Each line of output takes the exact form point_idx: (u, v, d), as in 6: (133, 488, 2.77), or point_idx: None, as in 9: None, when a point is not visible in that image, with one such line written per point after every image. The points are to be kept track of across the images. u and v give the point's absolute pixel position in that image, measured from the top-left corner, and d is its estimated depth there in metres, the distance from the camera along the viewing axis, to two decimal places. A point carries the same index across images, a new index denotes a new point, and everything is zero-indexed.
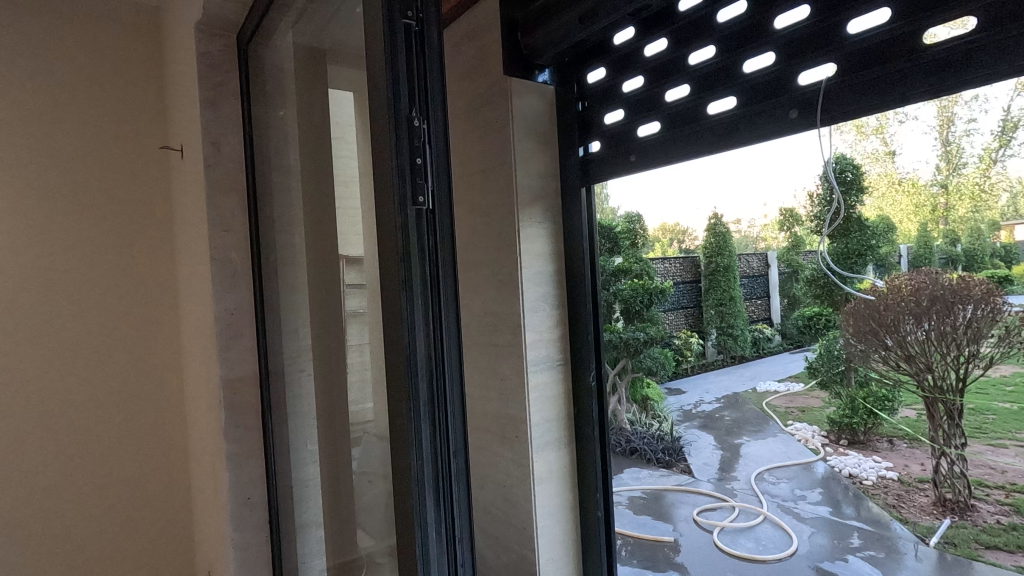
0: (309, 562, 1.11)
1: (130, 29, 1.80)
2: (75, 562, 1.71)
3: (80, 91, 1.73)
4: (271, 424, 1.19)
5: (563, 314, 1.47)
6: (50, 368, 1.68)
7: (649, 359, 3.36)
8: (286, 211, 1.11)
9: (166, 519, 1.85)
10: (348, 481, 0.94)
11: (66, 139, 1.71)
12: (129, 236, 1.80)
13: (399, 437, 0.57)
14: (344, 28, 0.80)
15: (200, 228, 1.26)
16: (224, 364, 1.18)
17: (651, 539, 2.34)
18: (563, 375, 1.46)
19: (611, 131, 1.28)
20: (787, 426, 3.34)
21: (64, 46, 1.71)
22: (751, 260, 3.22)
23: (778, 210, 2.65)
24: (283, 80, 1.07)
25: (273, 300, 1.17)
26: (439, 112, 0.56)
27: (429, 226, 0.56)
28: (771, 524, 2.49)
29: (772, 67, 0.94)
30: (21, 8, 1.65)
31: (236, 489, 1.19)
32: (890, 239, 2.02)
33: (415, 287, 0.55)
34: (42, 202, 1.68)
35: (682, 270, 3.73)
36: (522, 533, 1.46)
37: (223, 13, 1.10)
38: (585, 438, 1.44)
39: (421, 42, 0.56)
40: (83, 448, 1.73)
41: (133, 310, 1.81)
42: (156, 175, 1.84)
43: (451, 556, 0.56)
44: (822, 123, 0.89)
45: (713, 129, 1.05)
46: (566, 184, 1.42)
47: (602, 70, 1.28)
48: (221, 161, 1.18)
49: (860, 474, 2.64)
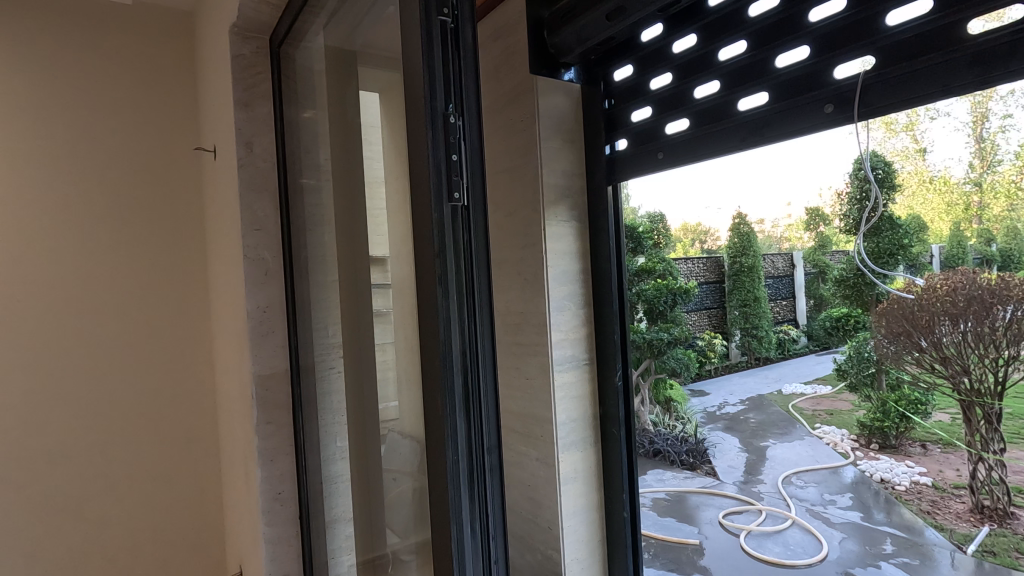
0: (338, 558, 1.12)
1: (166, 35, 1.85)
2: (108, 552, 1.76)
3: (118, 97, 1.79)
4: (302, 421, 1.21)
5: (588, 313, 1.46)
6: (87, 367, 1.73)
7: (673, 359, 3.31)
8: (317, 211, 1.13)
9: (196, 512, 1.89)
10: (377, 479, 0.94)
11: (101, 142, 1.76)
12: (164, 236, 1.85)
13: (434, 434, 0.57)
14: (377, 27, 0.80)
15: (233, 227, 1.28)
16: (255, 361, 1.19)
17: (675, 540, 2.33)
18: (589, 375, 1.46)
19: (637, 129, 1.27)
20: (815, 429, 3.26)
21: (102, 53, 1.76)
22: (776, 260, 3.27)
23: (803, 211, 2.62)
24: (315, 80, 1.08)
25: (304, 298, 1.19)
26: (474, 108, 0.56)
27: (464, 222, 0.56)
28: (800, 529, 2.45)
29: (806, 61, 0.92)
30: (62, 18, 1.71)
31: (267, 485, 1.20)
32: (923, 238, 1.97)
33: (450, 284, 0.55)
34: (81, 205, 1.73)
35: (705, 270, 3.61)
36: (548, 533, 1.45)
37: (258, 16, 1.11)
38: (611, 438, 1.44)
39: (456, 39, 0.56)
40: (120, 445, 1.78)
41: (168, 309, 1.86)
42: (191, 176, 1.89)
43: (485, 553, 0.56)
44: (859, 117, 0.86)
45: (743, 125, 1.03)
46: (591, 182, 1.42)
47: (629, 67, 1.26)
48: (253, 162, 1.20)
49: (892, 478, 2.62)
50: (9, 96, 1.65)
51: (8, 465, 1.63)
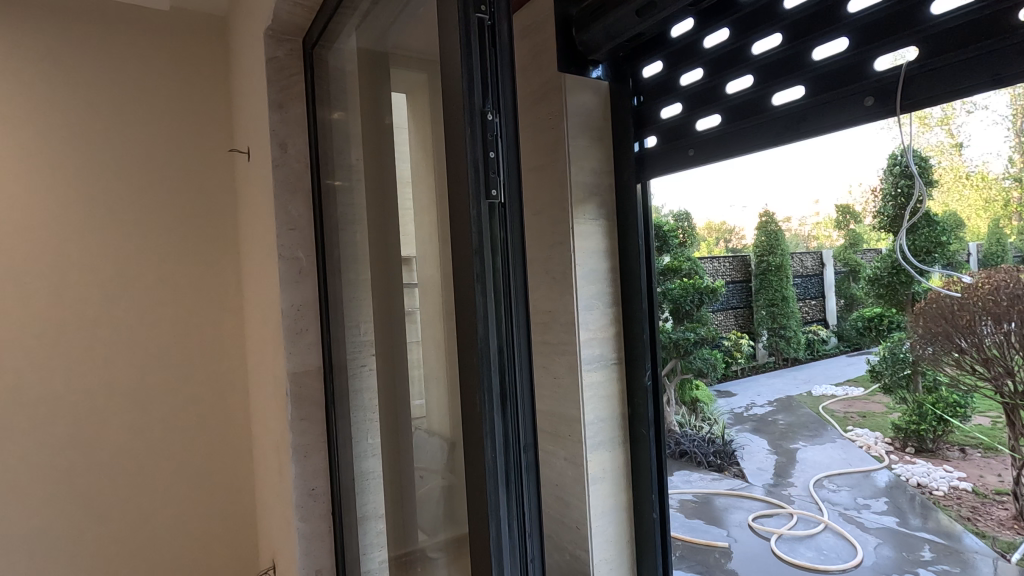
0: (370, 554, 1.13)
1: (200, 41, 1.90)
2: (142, 543, 1.80)
3: (154, 101, 1.83)
4: (334, 417, 1.23)
5: (617, 312, 1.45)
6: (122, 363, 1.78)
7: (699, 359, 3.20)
8: (349, 210, 1.14)
9: (226, 506, 1.93)
10: (410, 476, 0.95)
11: (137, 144, 1.81)
12: (197, 236, 1.89)
13: (472, 431, 0.57)
14: (409, 26, 0.81)
15: (267, 227, 1.30)
16: (289, 358, 1.21)
17: (704, 542, 2.29)
18: (618, 374, 1.45)
19: (667, 126, 1.25)
20: (847, 432, 3.23)
21: (139, 58, 1.81)
22: (805, 260, 3.45)
23: (833, 208, 2.54)
24: (347, 82, 1.10)
25: (336, 296, 1.21)
26: (510, 104, 0.56)
27: (501, 219, 0.56)
28: (832, 533, 2.38)
29: (845, 53, 0.89)
30: (101, 25, 1.76)
31: (301, 481, 1.22)
32: (960, 235, 2.10)
33: (488, 280, 0.55)
34: (118, 207, 1.78)
35: (733, 270, 3.59)
36: (576, 532, 1.45)
37: (291, 19, 1.13)
38: (640, 438, 1.43)
39: (492, 36, 0.56)
40: (156, 440, 1.83)
41: (200, 307, 1.90)
42: (224, 178, 1.93)
43: (522, 551, 0.56)
44: (902, 110, 0.83)
45: (779, 120, 1.01)
46: (620, 180, 1.41)
47: (658, 63, 1.24)
48: (287, 162, 1.21)
49: (929, 483, 2.56)
50: (48, 101, 1.70)
51: (51, 461, 1.68)
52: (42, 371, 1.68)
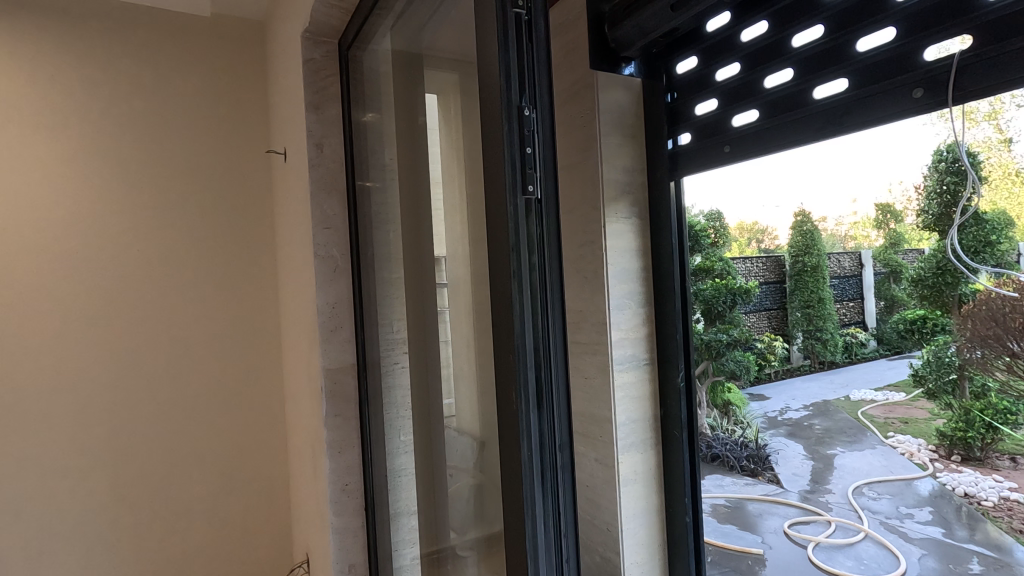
0: (401, 551, 1.14)
1: (239, 46, 1.95)
2: (179, 534, 1.86)
3: (193, 104, 1.89)
4: (368, 413, 1.25)
5: (650, 312, 1.43)
6: (163, 358, 1.84)
7: (733, 362, 3.04)
8: (383, 209, 1.15)
9: (260, 499, 1.98)
10: (442, 473, 0.95)
11: (177, 146, 1.87)
12: (234, 236, 1.95)
13: (508, 429, 0.56)
14: (442, 26, 0.81)
15: (303, 225, 1.33)
16: (325, 355, 1.23)
17: (737, 548, 2.25)
18: (650, 375, 1.43)
19: (701, 122, 1.22)
20: (888, 438, 3.13)
21: (179, 63, 1.87)
22: (843, 260, 3.44)
23: (872, 207, 2.51)
24: (382, 83, 1.11)
25: (370, 293, 1.22)
26: (548, 100, 0.56)
27: (538, 217, 0.56)
28: (873, 542, 2.29)
29: (892, 44, 0.83)
30: (145, 31, 1.83)
31: (335, 477, 1.24)
32: (1010, 235, 2.05)
33: (524, 277, 0.55)
34: (158, 206, 1.84)
35: (767, 270, 3.53)
36: (607, 534, 1.45)
37: (328, 21, 1.14)
38: (672, 440, 1.40)
39: (529, 31, 0.55)
40: (196, 436, 1.89)
41: (236, 304, 1.95)
42: (262, 179, 1.99)
43: (557, 552, 0.56)
44: (953, 102, 0.77)
45: (821, 114, 0.96)
46: (654, 178, 1.38)
47: (693, 59, 1.20)
48: (323, 161, 1.24)
49: (978, 493, 2.49)
50: (94, 104, 1.77)
51: (95, 451, 1.75)
52: (87, 364, 1.75)
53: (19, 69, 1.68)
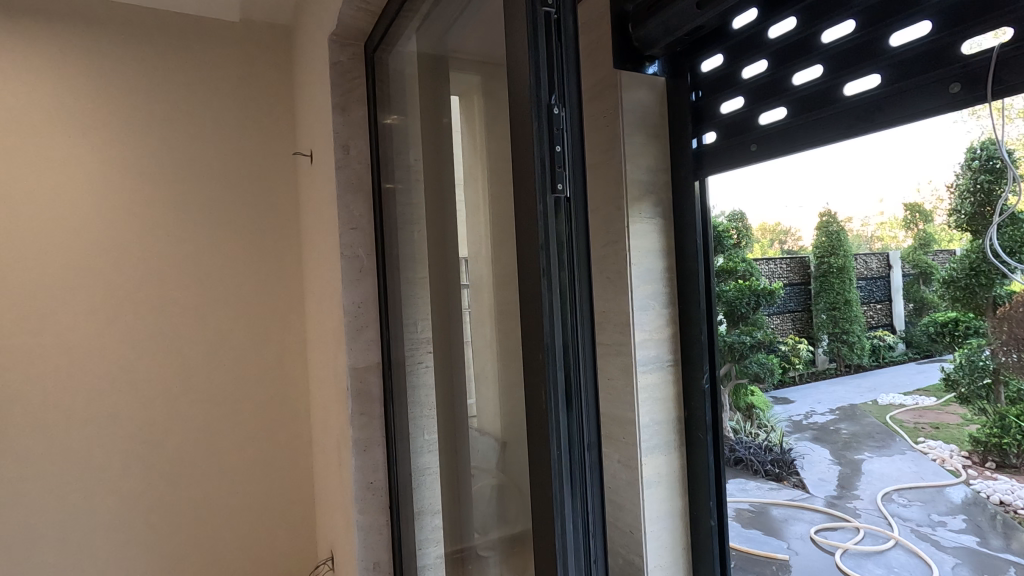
0: (425, 549, 1.14)
1: (266, 51, 1.99)
2: (206, 529, 1.90)
3: (220, 109, 1.93)
4: (392, 412, 1.26)
5: (673, 313, 1.42)
6: (191, 356, 1.88)
7: (756, 364, 3.00)
8: (407, 210, 1.16)
9: (285, 497, 2.01)
10: (466, 473, 0.96)
11: (205, 150, 1.91)
12: (260, 237, 1.98)
13: (536, 429, 0.56)
14: (467, 27, 0.82)
15: (330, 226, 1.35)
16: (351, 354, 1.25)
17: (762, 554, 2.21)
18: (674, 376, 1.41)
19: (727, 121, 1.20)
20: (919, 443, 3.09)
21: (209, 68, 1.91)
22: (870, 261, 3.30)
23: (900, 206, 2.44)
24: (407, 85, 1.12)
25: (395, 293, 1.23)
26: (577, 98, 0.56)
27: (567, 216, 0.55)
28: (904, 550, 2.24)
29: (927, 38, 0.80)
30: (176, 38, 1.87)
31: (360, 475, 1.25)
32: None
33: (553, 275, 0.55)
34: (187, 208, 1.89)
35: (791, 271, 3.47)
36: (630, 536, 1.44)
37: (355, 24, 1.16)
38: (697, 443, 1.38)
39: (558, 30, 0.55)
40: (224, 434, 1.93)
41: (263, 304, 1.99)
42: (288, 181, 2.02)
43: (585, 553, 0.55)
44: (992, 97, 0.74)
45: (851, 111, 0.93)
46: (678, 177, 1.37)
47: (719, 57, 1.18)
48: (349, 163, 1.25)
49: (1015, 502, 2.41)
50: (127, 110, 1.82)
51: (126, 446, 1.80)
52: (120, 362, 1.80)
53: (57, 76, 1.74)
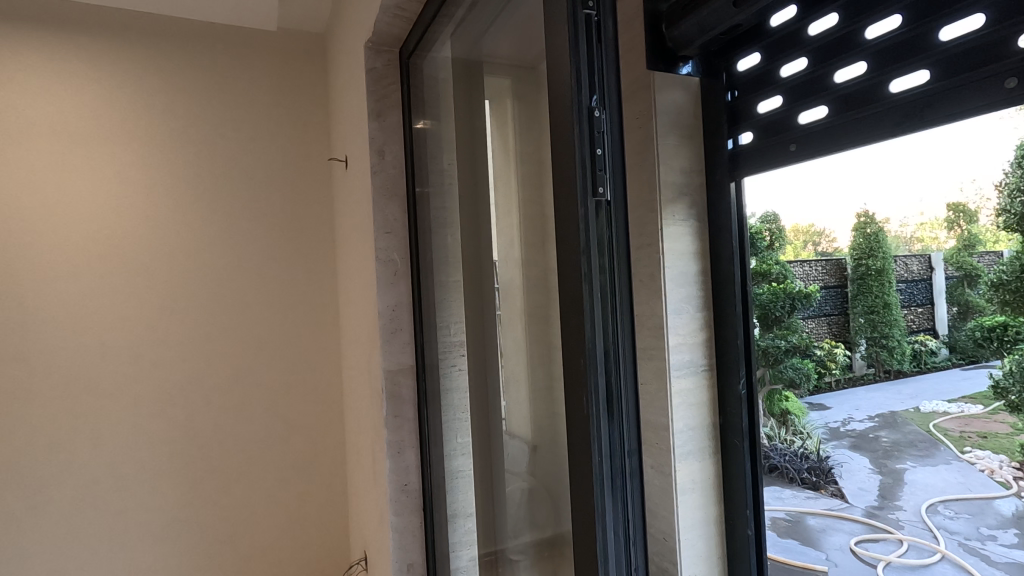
0: (458, 552, 1.14)
1: (302, 59, 2.04)
2: (243, 526, 1.94)
3: (257, 116, 1.98)
4: (426, 414, 1.26)
5: (710, 317, 1.40)
6: (228, 357, 1.94)
7: (792, 369, 2.54)
8: (441, 213, 1.17)
9: (319, 495, 2.04)
10: (500, 476, 0.95)
11: (243, 157, 1.96)
12: (297, 240, 2.03)
13: (576, 433, 0.56)
14: (502, 31, 0.82)
15: (365, 230, 1.37)
16: (386, 357, 1.26)
17: (800, 565, 2.14)
18: (710, 382, 1.39)
19: (764, 121, 1.16)
20: (964, 453, 3.17)
21: (248, 77, 1.97)
22: (911, 262, 3.00)
23: (942, 207, 2.22)
24: (441, 91, 1.13)
25: (429, 296, 1.24)
26: (616, 102, 0.55)
27: (608, 218, 0.55)
28: (951, 564, 2.29)
29: (979, 31, 0.75)
30: (215, 48, 1.93)
31: (394, 476, 1.26)
32: None
33: (593, 278, 0.54)
34: (225, 211, 1.94)
35: (828, 272, 2.99)
36: (663, 542, 1.42)
37: (390, 30, 1.17)
38: (732, 449, 1.36)
39: (598, 33, 0.55)
40: (260, 433, 1.97)
41: (297, 306, 2.03)
42: (322, 186, 2.06)
43: (626, 559, 0.55)
44: None
45: (896, 110, 0.88)
46: (712, 180, 1.34)
47: (756, 56, 1.15)
48: (384, 168, 1.27)
49: None
50: (170, 118, 1.88)
51: (167, 442, 1.86)
52: (161, 361, 1.86)
53: (105, 87, 1.81)
